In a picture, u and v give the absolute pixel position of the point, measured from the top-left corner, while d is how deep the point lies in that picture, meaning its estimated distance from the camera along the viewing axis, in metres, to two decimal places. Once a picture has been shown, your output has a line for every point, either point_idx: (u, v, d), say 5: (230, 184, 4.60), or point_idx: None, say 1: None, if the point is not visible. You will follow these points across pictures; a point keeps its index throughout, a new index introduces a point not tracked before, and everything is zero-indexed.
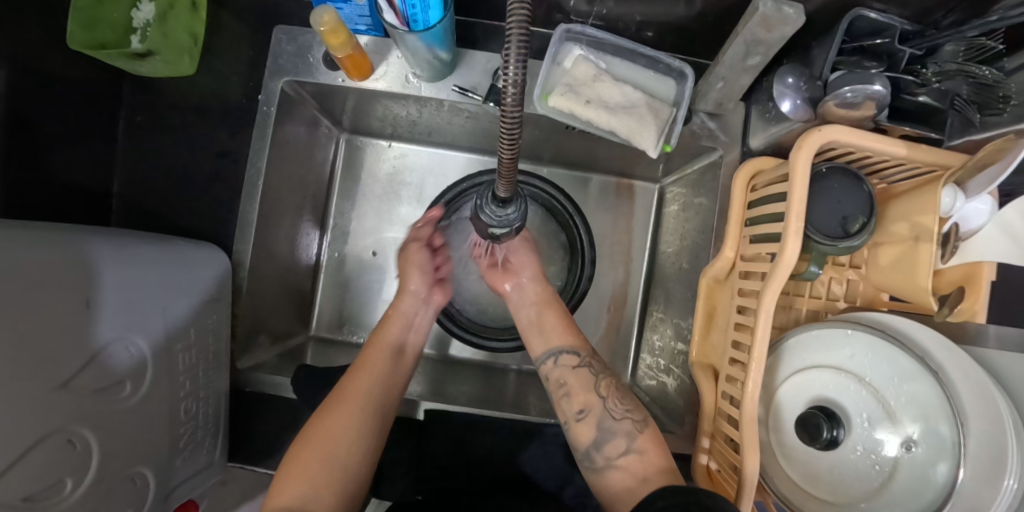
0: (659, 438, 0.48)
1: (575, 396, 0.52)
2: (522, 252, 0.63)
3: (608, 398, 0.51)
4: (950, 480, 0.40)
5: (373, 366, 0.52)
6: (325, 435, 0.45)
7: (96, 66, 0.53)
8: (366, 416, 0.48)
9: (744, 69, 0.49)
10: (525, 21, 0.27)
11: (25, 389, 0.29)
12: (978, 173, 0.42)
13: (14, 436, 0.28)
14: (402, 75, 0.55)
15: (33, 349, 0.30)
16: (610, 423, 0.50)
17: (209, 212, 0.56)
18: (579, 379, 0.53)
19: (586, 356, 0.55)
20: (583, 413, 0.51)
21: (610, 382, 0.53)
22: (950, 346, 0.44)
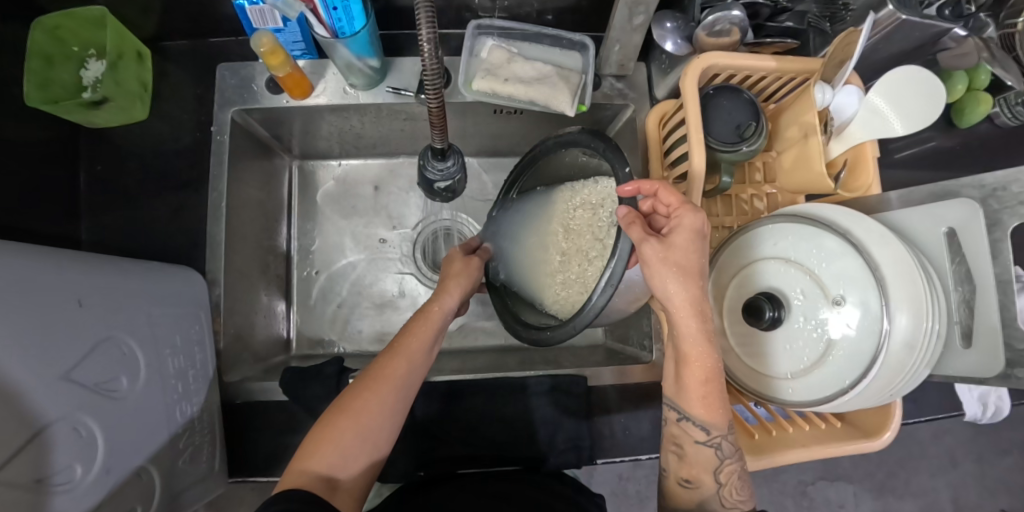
0: (740, 497, 0.47)
1: (688, 464, 0.48)
2: (685, 261, 0.44)
3: (724, 485, 0.47)
4: (879, 330, 0.45)
5: (414, 349, 0.47)
6: (362, 412, 0.42)
7: (57, 123, 0.58)
8: (400, 398, 0.45)
9: (633, 28, 0.55)
10: (432, 18, 0.34)
11: (42, 372, 0.34)
12: (838, 69, 0.51)
13: (19, 423, 0.32)
14: (340, 88, 0.61)
15: (41, 339, 0.34)
16: (691, 473, 0.48)
17: (180, 242, 0.60)
18: (700, 453, 0.48)
19: (719, 433, 0.47)
20: (690, 482, 0.48)
21: (734, 469, 0.47)
22: (858, 215, 0.50)
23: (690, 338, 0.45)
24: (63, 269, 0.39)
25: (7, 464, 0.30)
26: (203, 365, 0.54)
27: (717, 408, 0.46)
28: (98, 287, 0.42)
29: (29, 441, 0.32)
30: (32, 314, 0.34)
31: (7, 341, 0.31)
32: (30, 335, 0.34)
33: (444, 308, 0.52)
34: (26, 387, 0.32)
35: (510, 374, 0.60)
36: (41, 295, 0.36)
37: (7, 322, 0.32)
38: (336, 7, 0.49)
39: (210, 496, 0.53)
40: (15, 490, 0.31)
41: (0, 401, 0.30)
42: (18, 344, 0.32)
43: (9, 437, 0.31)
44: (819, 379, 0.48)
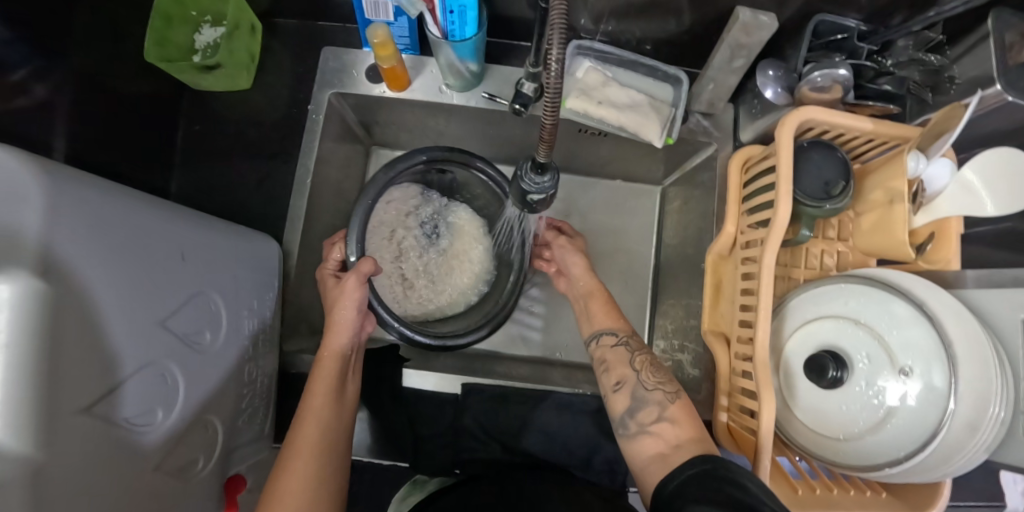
0: (660, 377, 0.51)
1: (614, 369, 0.54)
2: (575, 247, 0.66)
3: (641, 371, 0.52)
4: (944, 409, 0.45)
5: (321, 396, 0.50)
6: (288, 489, 0.42)
7: (166, 81, 0.62)
8: (325, 455, 0.46)
9: (731, 70, 0.58)
10: (564, 32, 0.35)
11: (140, 317, 0.36)
12: (934, 139, 0.51)
13: (113, 364, 0.33)
14: (436, 86, 0.63)
15: (144, 284, 0.36)
16: (619, 374, 0.53)
17: (261, 209, 0.63)
18: (617, 355, 0.55)
19: (626, 334, 0.57)
20: (619, 384, 0.52)
21: (646, 360, 0.53)
22: (936, 287, 0.49)
23: (587, 281, 0.63)
24: (173, 222, 0.41)
25: (97, 402, 0.32)
26: (271, 331, 0.56)
27: (614, 318, 0.59)
28: (200, 243, 0.44)
29: (121, 380, 0.34)
30: (139, 261, 0.36)
31: (112, 286, 0.33)
32: (134, 280, 0.35)
33: (335, 351, 0.54)
34: (123, 330, 0.34)
35: (557, 389, 0.61)
36: (150, 244, 0.38)
37: (116, 266, 0.34)
38: (452, 11, 0.51)
39: (258, 459, 0.56)
40: (102, 425, 0.32)
41: (104, 340, 0.32)
42: (122, 286, 0.34)
43: (100, 377, 0.32)
44: (870, 446, 0.48)
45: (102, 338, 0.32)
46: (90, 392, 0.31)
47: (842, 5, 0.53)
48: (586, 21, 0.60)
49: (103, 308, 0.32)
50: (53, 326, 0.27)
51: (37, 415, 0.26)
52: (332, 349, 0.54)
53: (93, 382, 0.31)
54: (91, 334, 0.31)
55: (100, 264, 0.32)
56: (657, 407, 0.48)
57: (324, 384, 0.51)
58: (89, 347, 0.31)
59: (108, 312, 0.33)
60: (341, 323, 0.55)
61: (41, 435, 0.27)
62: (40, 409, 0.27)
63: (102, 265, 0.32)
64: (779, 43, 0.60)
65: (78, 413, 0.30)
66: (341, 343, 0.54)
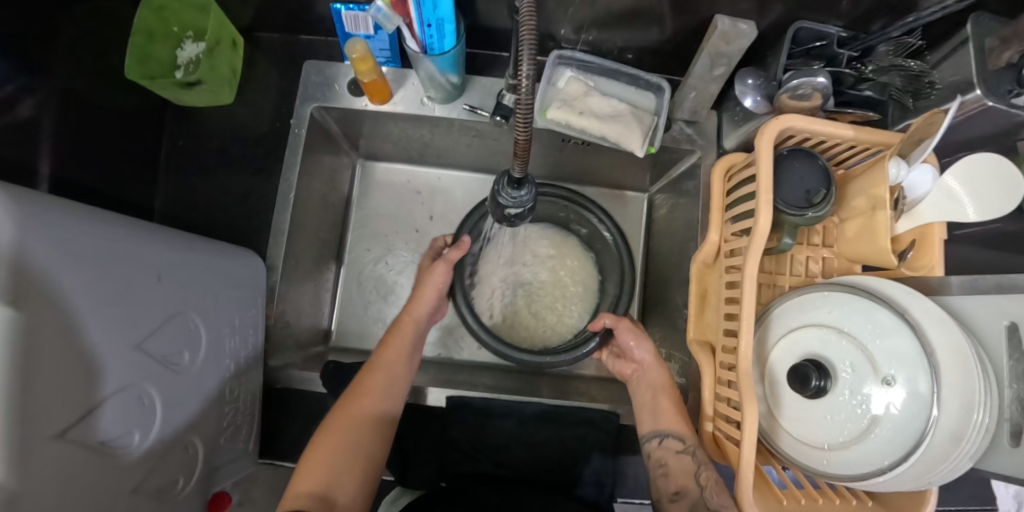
0: (723, 495, 0.49)
1: (675, 476, 0.52)
2: (657, 378, 0.60)
3: (705, 487, 0.50)
4: (926, 418, 0.45)
5: (386, 366, 0.55)
6: (349, 421, 0.49)
7: (148, 96, 0.62)
8: (386, 402, 0.53)
9: (711, 78, 0.58)
10: (535, 48, 0.35)
11: (115, 340, 0.36)
12: (915, 145, 0.50)
13: (89, 387, 0.33)
14: (418, 98, 0.63)
15: (119, 307, 0.36)
16: (680, 484, 0.52)
17: (245, 223, 0.63)
18: (681, 463, 0.53)
19: (691, 442, 0.53)
20: (678, 495, 0.51)
21: (713, 474, 0.51)
22: (918, 295, 0.48)
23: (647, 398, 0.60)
24: (150, 243, 0.41)
25: (73, 426, 0.32)
26: (255, 346, 0.56)
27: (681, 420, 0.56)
28: (178, 263, 0.44)
29: (98, 403, 0.34)
30: (114, 283, 0.36)
31: (85, 310, 0.33)
32: (109, 302, 0.35)
33: (416, 317, 0.61)
34: (99, 353, 0.34)
35: (543, 401, 0.61)
36: (124, 267, 0.37)
37: (90, 290, 0.34)
38: (429, 25, 0.51)
39: (242, 475, 0.55)
40: (78, 450, 0.32)
41: (77, 366, 0.32)
42: (95, 311, 0.34)
43: (75, 402, 0.32)
44: (856, 455, 0.48)
45: (77, 363, 0.32)
46: (65, 418, 0.31)
47: (819, 12, 0.53)
48: (566, 30, 0.60)
49: (76, 332, 0.32)
50: (25, 353, 0.27)
51: (8, 443, 0.26)
52: (414, 315, 0.61)
53: (68, 408, 0.31)
54: (65, 360, 0.31)
55: (72, 290, 0.32)
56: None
57: (397, 354, 0.57)
58: (64, 372, 0.31)
59: (83, 336, 0.33)
60: (424, 297, 0.61)
61: (15, 463, 0.27)
62: (12, 436, 0.27)
63: (74, 291, 0.32)
64: (759, 51, 0.60)
65: (53, 439, 0.30)
66: (422, 311, 0.61)
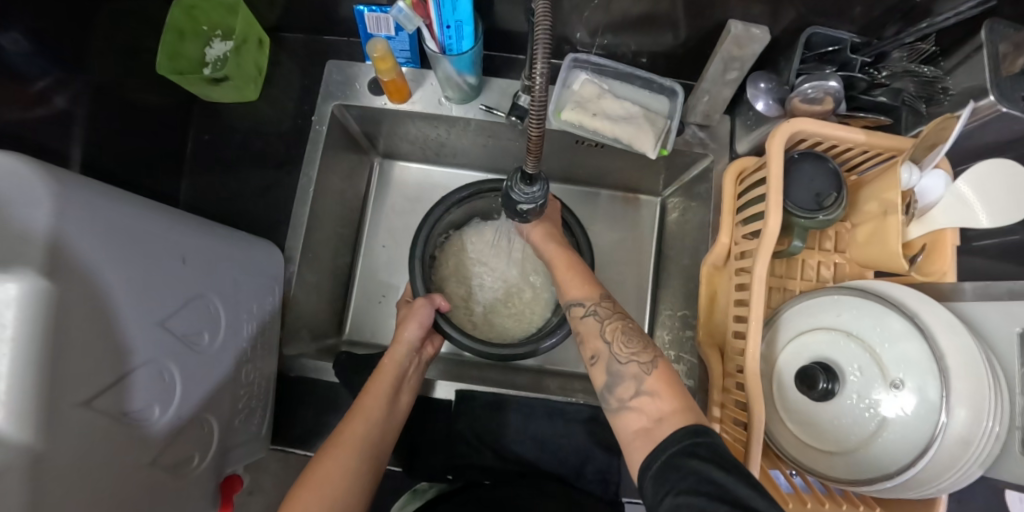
0: (633, 347, 0.46)
1: (588, 342, 0.50)
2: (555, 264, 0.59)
3: (613, 342, 0.48)
4: (934, 424, 0.44)
5: (370, 406, 0.52)
6: (326, 479, 0.44)
7: (178, 92, 0.65)
8: (365, 455, 0.48)
9: (724, 82, 0.59)
10: (549, 46, 0.35)
11: (139, 315, 0.37)
12: (928, 150, 0.50)
13: (114, 361, 0.35)
14: (435, 98, 0.65)
15: (145, 285, 0.38)
16: (593, 349, 0.49)
17: (265, 215, 0.65)
18: (589, 326, 0.51)
19: (593, 301, 0.53)
20: (595, 358, 0.49)
21: (618, 327, 0.49)
22: (928, 299, 0.48)
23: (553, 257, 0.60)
24: (175, 227, 0.43)
25: (98, 395, 0.33)
26: (271, 334, 0.57)
27: (588, 287, 0.54)
28: (200, 247, 0.45)
29: (121, 376, 0.35)
30: (140, 262, 0.38)
31: (111, 285, 0.34)
32: (135, 278, 0.37)
33: (396, 360, 0.58)
34: (125, 327, 0.36)
35: (549, 398, 0.61)
36: (149, 247, 0.39)
37: (118, 267, 0.35)
38: (449, 26, 0.53)
39: (254, 459, 0.56)
40: (101, 419, 0.34)
41: (104, 337, 0.34)
42: (122, 286, 0.35)
43: (100, 372, 0.33)
44: (865, 458, 0.48)
45: (104, 335, 0.34)
46: (92, 387, 0.33)
47: (834, 19, 0.53)
48: (582, 34, 0.62)
49: (105, 306, 0.34)
50: (58, 322, 0.29)
51: (38, 405, 0.28)
52: (395, 357, 0.58)
53: (95, 378, 0.33)
54: (93, 331, 0.33)
55: (102, 266, 0.34)
56: (635, 382, 0.44)
57: (378, 394, 0.53)
58: (90, 344, 0.32)
59: (110, 308, 0.34)
60: (406, 333, 0.60)
61: (41, 424, 0.28)
62: (40, 400, 0.28)
63: (103, 267, 0.34)
64: (773, 56, 0.60)
65: (79, 406, 0.32)
66: (405, 350, 0.59)
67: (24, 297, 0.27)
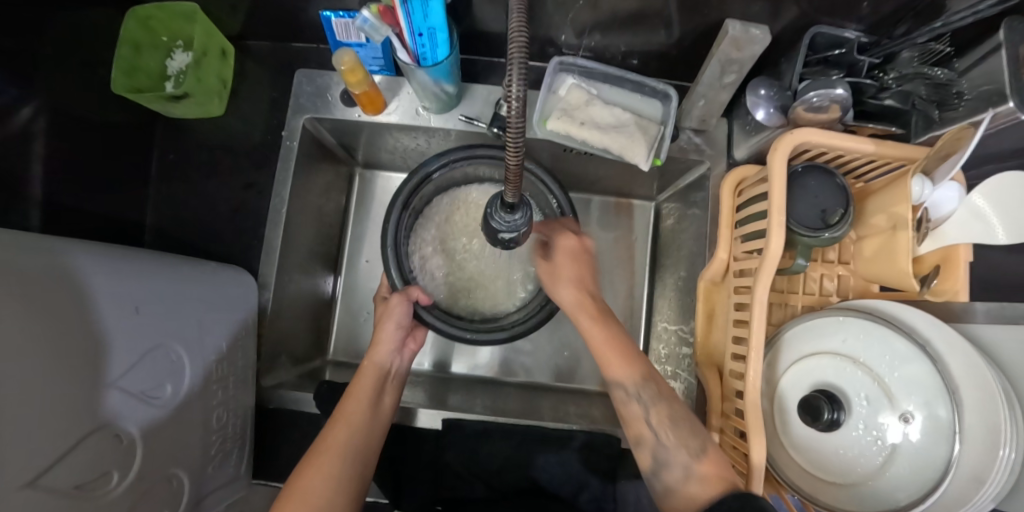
0: (678, 434, 0.44)
1: (630, 424, 0.48)
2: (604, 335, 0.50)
3: (658, 430, 0.45)
4: (948, 457, 0.42)
5: (353, 413, 0.49)
6: (309, 495, 0.41)
7: (137, 109, 0.61)
8: (350, 465, 0.45)
9: (722, 86, 0.54)
10: (524, 55, 0.30)
11: (88, 379, 0.34)
12: (941, 162, 0.46)
13: (62, 434, 0.32)
14: (413, 108, 0.61)
15: (92, 343, 0.34)
16: (635, 433, 0.47)
17: (237, 239, 0.62)
18: (632, 411, 0.48)
19: (633, 384, 0.47)
20: (637, 442, 0.47)
21: (664, 412, 0.46)
22: (940, 323, 0.45)
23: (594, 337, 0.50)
24: (124, 275, 0.39)
25: (46, 472, 0.31)
26: (247, 368, 0.54)
27: (624, 354, 0.48)
28: (155, 292, 0.42)
29: (69, 449, 0.32)
30: (84, 318, 0.34)
31: (53, 352, 0.31)
32: (79, 338, 0.33)
33: (378, 361, 0.56)
34: (74, 394, 0.33)
35: (540, 424, 0.59)
36: (95, 304, 0.36)
37: (56, 330, 0.32)
38: (421, 34, 0.49)
39: (237, 497, 0.54)
40: (51, 499, 0.31)
41: (49, 410, 0.31)
42: (64, 347, 0.32)
43: (44, 450, 0.30)
44: (874, 492, 0.45)
45: (49, 407, 0.31)
46: (38, 463, 0.30)
47: (840, 17, 0.49)
48: (568, 36, 0.58)
49: (48, 375, 0.31)
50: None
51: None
52: (378, 356, 0.56)
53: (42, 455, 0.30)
54: (34, 407, 0.29)
55: (40, 334, 0.31)
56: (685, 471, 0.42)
57: (362, 400, 0.51)
58: (32, 421, 0.29)
59: (56, 376, 0.31)
60: (386, 334, 0.57)
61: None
62: None
63: (39, 336, 0.30)
64: (773, 56, 0.56)
65: (23, 487, 0.29)
66: (386, 353, 0.56)
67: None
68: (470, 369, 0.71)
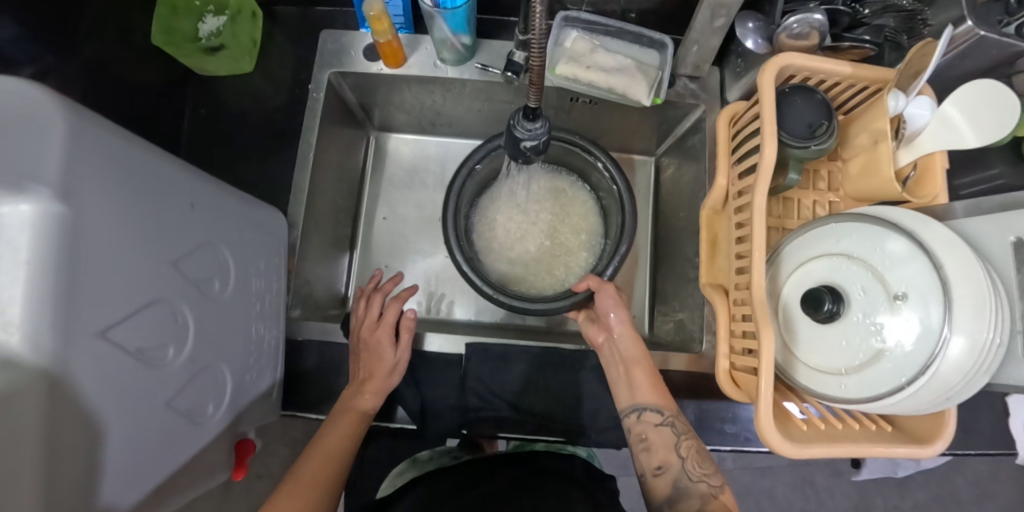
0: (705, 468, 0.47)
1: (655, 450, 0.48)
2: (633, 354, 0.54)
3: (686, 458, 0.47)
4: (938, 336, 0.45)
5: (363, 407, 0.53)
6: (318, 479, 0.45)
7: (171, 67, 0.65)
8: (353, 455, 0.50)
9: (712, 30, 0.59)
10: None
11: (152, 251, 0.37)
12: (913, 78, 0.52)
13: (129, 294, 0.34)
14: (431, 62, 0.66)
15: (155, 221, 0.37)
16: (662, 458, 0.48)
17: (264, 186, 0.65)
18: (661, 436, 0.49)
19: (672, 414, 0.50)
20: (660, 470, 0.48)
21: (693, 444, 0.48)
22: (927, 218, 0.50)
23: (632, 348, 0.54)
24: (186, 174, 0.43)
25: (117, 324, 0.33)
26: (278, 295, 0.57)
27: (659, 390, 0.51)
28: (209, 196, 0.45)
29: (133, 311, 0.35)
30: (150, 197, 0.37)
31: (123, 219, 0.34)
32: (147, 212, 0.37)
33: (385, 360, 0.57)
34: (140, 262, 0.36)
35: (559, 347, 0.61)
36: (161, 190, 0.39)
37: (129, 198, 0.35)
38: None
39: (267, 423, 0.56)
40: (118, 352, 0.33)
41: (118, 268, 0.33)
42: (134, 216, 0.35)
43: (113, 303, 0.33)
44: (873, 376, 0.48)
45: (118, 265, 0.33)
46: (108, 315, 0.33)
47: None
48: None
49: (119, 236, 0.33)
50: (72, 250, 0.29)
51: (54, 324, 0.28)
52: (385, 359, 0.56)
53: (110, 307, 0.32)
54: (106, 258, 0.32)
55: (117, 200, 0.34)
56: (701, 502, 0.45)
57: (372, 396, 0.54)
58: (105, 272, 0.32)
59: (126, 239, 0.34)
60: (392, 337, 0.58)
61: (53, 346, 0.28)
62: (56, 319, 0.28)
63: (116, 199, 0.33)
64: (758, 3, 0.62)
65: (95, 333, 0.31)
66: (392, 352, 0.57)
67: (37, 218, 0.27)
68: (471, 315, 0.77)
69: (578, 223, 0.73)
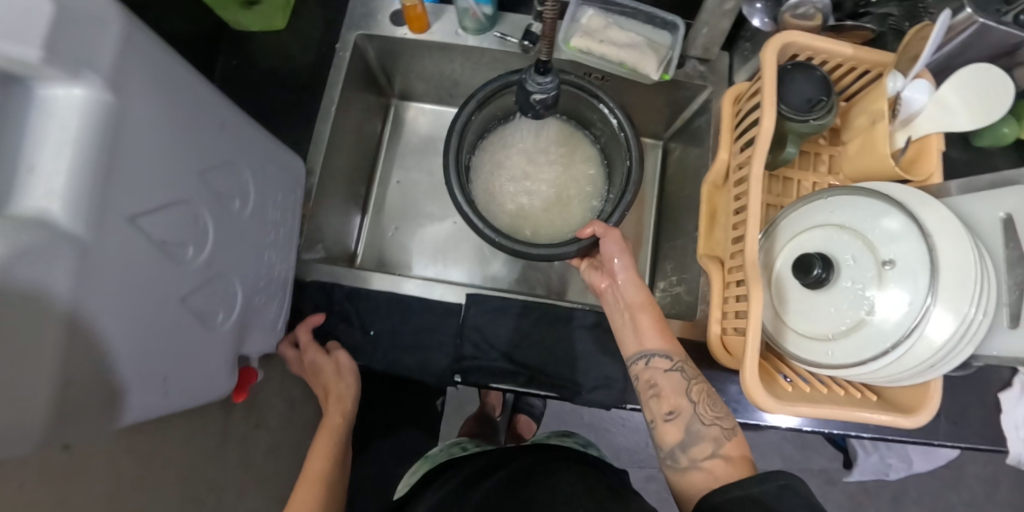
0: (716, 413, 0.48)
1: (665, 397, 0.50)
2: (636, 298, 0.55)
3: (698, 403, 0.48)
4: (922, 300, 0.46)
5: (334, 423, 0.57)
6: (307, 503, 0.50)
7: (210, 19, 0.69)
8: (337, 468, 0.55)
9: (722, 13, 0.61)
10: None
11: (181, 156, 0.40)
12: (910, 62, 0.54)
13: (158, 191, 0.37)
14: (453, 29, 0.69)
15: (185, 130, 0.40)
16: (673, 403, 0.49)
17: (286, 136, 0.68)
18: (672, 382, 0.50)
19: (680, 359, 0.51)
20: (672, 415, 0.49)
21: (703, 389, 0.50)
22: (921, 193, 0.51)
23: (634, 290, 0.55)
24: (217, 96, 0.46)
25: (147, 213, 0.36)
26: (291, 233, 0.60)
27: (666, 336, 0.52)
28: (235, 120, 0.48)
29: (160, 206, 0.38)
30: (183, 107, 0.40)
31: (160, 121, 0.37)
32: (179, 120, 0.39)
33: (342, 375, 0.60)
34: (170, 163, 0.38)
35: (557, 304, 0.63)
36: (193, 103, 0.41)
37: (167, 104, 0.37)
38: None
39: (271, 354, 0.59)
40: (144, 242, 0.36)
41: (151, 164, 0.36)
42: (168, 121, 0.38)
43: (145, 195, 0.36)
44: (858, 339, 0.49)
45: (152, 162, 0.36)
46: (139, 204, 0.35)
47: None
48: None
49: (155, 135, 0.36)
50: (114, 136, 0.31)
51: (93, 203, 0.30)
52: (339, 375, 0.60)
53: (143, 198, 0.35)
54: (143, 152, 0.35)
55: (155, 102, 0.36)
56: (714, 445, 0.46)
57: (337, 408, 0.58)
58: (142, 165, 0.35)
59: (160, 140, 0.37)
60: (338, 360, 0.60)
61: (92, 221, 0.30)
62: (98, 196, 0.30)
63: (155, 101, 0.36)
64: None
65: (127, 219, 0.34)
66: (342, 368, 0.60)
67: (86, 101, 0.29)
68: (470, 278, 0.79)
69: (580, 176, 0.75)
